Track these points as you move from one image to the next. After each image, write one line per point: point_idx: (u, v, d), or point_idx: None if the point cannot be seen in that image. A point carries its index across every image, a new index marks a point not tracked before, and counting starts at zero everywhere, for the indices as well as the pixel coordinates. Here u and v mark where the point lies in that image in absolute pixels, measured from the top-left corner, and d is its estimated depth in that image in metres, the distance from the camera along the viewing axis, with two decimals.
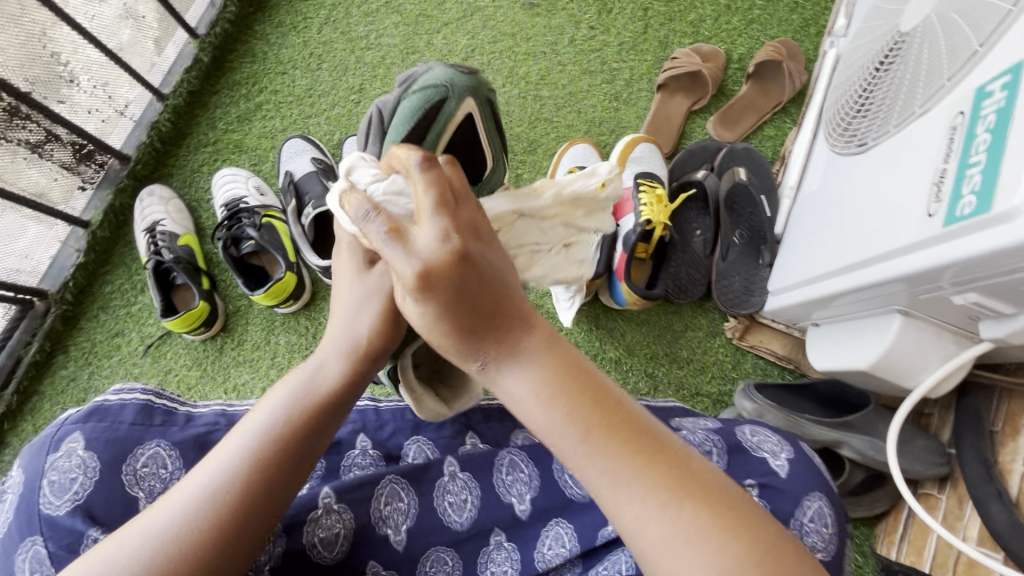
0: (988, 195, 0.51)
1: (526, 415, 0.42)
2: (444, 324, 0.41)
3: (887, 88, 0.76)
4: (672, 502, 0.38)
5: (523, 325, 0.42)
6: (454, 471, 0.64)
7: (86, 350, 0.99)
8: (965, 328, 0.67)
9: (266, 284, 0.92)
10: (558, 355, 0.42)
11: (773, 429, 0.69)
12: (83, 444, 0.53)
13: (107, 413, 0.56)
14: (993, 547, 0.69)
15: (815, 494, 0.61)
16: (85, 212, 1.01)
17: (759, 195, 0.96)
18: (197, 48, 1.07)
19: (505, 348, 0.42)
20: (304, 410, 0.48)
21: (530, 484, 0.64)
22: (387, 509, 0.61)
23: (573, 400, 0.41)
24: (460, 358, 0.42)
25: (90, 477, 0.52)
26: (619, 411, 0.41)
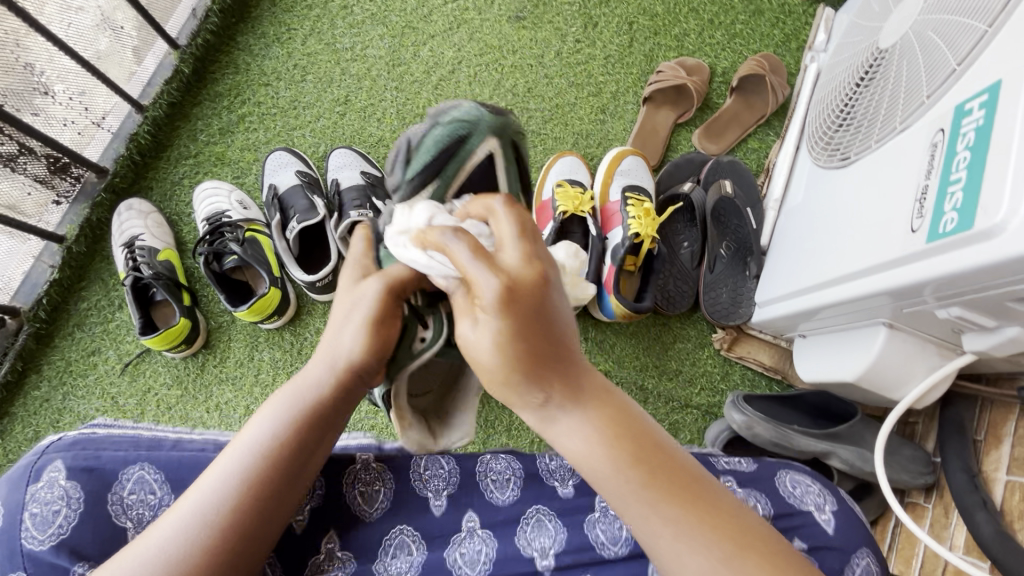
0: (969, 212, 0.52)
1: (588, 463, 0.43)
2: (513, 355, 0.41)
3: (868, 104, 0.77)
4: (735, 554, 0.41)
5: (582, 372, 0.44)
6: (473, 529, 0.61)
7: (60, 370, 0.96)
8: (948, 340, 0.68)
9: (250, 300, 0.90)
10: (608, 401, 0.44)
11: (812, 475, 0.68)
12: (64, 473, 0.53)
13: (89, 441, 0.55)
14: (979, 556, 0.69)
15: (862, 550, 0.62)
16: (60, 226, 0.98)
17: (746, 208, 0.98)
18: (178, 58, 1.05)
19: (570, 390, 0.43)
20: (291, 425, 0.48)
21: (555, 543, 0.61)
22: (393, 562, 0.59)
23: (625, 447, 0.43)
24: (525, 396, 0.43)
25: (73, 509, 0.52)
26: (666, 458, 0.44)
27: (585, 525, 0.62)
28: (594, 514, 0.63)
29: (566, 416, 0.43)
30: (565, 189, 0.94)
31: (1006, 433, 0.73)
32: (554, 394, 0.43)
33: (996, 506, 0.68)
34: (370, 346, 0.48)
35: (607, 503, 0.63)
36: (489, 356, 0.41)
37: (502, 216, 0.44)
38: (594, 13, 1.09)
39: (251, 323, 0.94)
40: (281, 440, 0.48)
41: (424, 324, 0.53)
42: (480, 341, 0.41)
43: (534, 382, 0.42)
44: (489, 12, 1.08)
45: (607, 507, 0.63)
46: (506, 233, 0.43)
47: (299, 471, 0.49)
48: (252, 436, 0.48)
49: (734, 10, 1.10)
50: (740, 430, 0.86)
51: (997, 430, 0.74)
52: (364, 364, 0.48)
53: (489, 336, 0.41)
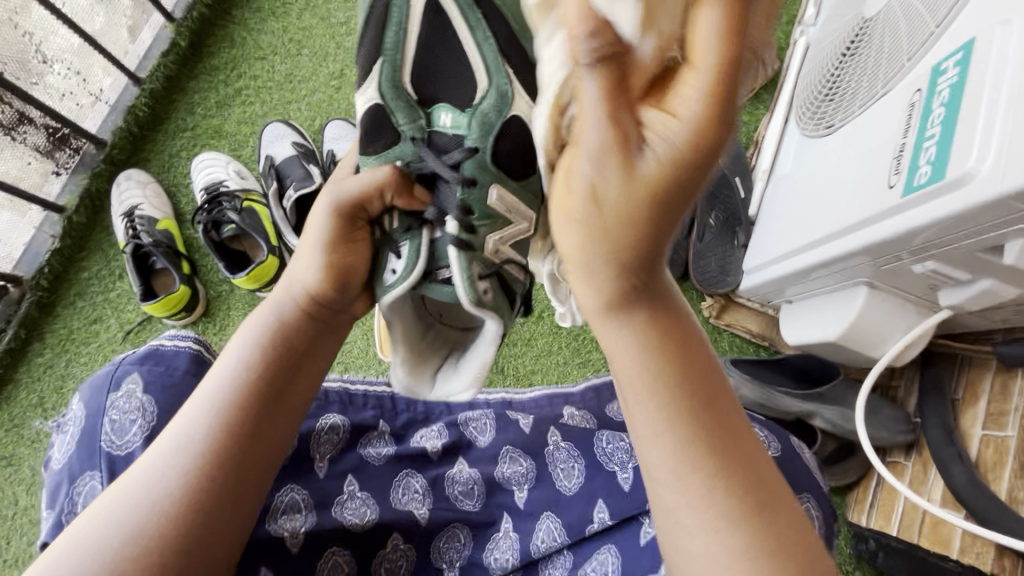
0: (942, 163, 0.54)
1: (632, 370, 0.43)
2: (622, 225, 0.38)
3: (853, 72, 0.79)
4: (761, 512, 0.41)
5: (658, 291, 0.43)
6: (461, 468, 0.68)
7: (63, 338, 0.98)
8: (925, 298, 0.71)
9: (248, 268, 0.92)
10: (674, 324, 0.44)
11: (766, 423, 0.68)
12: (142, 386, 0.55)
13: (163, 358, 0.57)
14: (956, 506, 0.72)
15: (810, 493, 0.63)
16: (61, 197, 0.99)
17: (734, 178, 1.00)
18: (174, 32, 1.05)
19: (637, 301, 0.42)
20: (264, 352, 0.51)
21: (525, 477, 0.67)
22: (403, 496, 0.64)
23: (672, 369, 0.42)
24: (609, 278, 0.41)
25: (148, 420, 0.54)
26: (709, 397, 0.43)
27: (546, 459, 0.68)
28: (550, 449, 0.69)
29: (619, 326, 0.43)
30: None
31: (982, 389, 0.75)
32: (631, 293, 0.42)
33: (971, 458, 0.71)
34: (331, 273, 0.52)
35: (559, 437, 0.70)
36: (635, 189, 0.37)
37: (715, 23, 0.31)
38: None
39: (249, 291, 0.96)
40: (256, 367, 0.50)
41: (396, 251, 0.54)
42: (647, 161, 0.35)
43: (625, 266, 0.40)
44: None
45: (559, 440, 0.70)
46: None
47: (279, 398, 0.51)
48: (229, 368, 0.51)
49: None
50: None
51: (974, 388, 0.76)
52: (330, 292, 0.53)
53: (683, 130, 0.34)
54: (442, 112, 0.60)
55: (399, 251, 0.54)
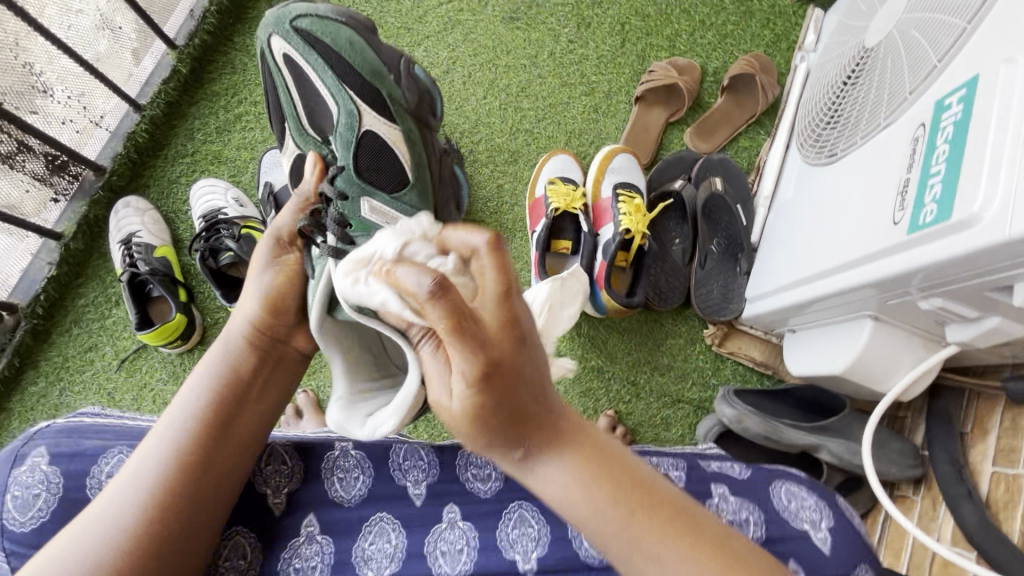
0: (948, 203, 0.53)
1: (566, 506, 0.43)
2: (479, 410, 0.40)
3: (854, 101, 0.78)
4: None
5: (558, 417, 0.44)
6: (453, 520, 0.63)
7: (57, 365, 0.97)
8: (932, 332, 0.70)
9: (246, 296, 0.92)
10: (584, 439, 0.44)
11: (807, 486, 0.68)
12: (46, 458, 0.59)
13: (75, 430, 0.62)
14: (966, 546, 0.70)
15: (859, 565, 0.62)
16: (58, 224, 0.99)
17: (736, 205, 0.98)
18: (176, 59, 1.06)
19: (551, 437, 0.43)
20: (220, 390, 0.56)
21: (538, 541, 0.63)
22: (371, 549, 0.62)
23: (609, 483, 0.43)
24: (505, 449, 0.43)
25: (52, 493, 0.58)
26: (651, 493, 0.43)
27: (570, 527, 0.63)
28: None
29: (544, 465, 0.43)
30: (557, 185, 0.96)
31: (991, 425, 0.73)
32: (527, 449, 0.43)
33: (981, 496, 0.69)
34: (270, 301, 0.59)
35: None
36: (457, 412, 0.41)
37: (485, 262, 0.39)
38: (587, 14, 1.11)
39: None
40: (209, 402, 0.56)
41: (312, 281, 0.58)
42: (456, 399, 0.41)
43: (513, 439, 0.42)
44: (483, 13, 1.09)
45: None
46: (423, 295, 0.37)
47: (228, 429, 0.56)
48: (183, 407, 0.55)
49: (725, 10, 1.11)
50: (731, 424, 0.86)
51: (982, 422, 0.74)
52: (275, 325, 0.59)
53: (461, 389, 0.40)
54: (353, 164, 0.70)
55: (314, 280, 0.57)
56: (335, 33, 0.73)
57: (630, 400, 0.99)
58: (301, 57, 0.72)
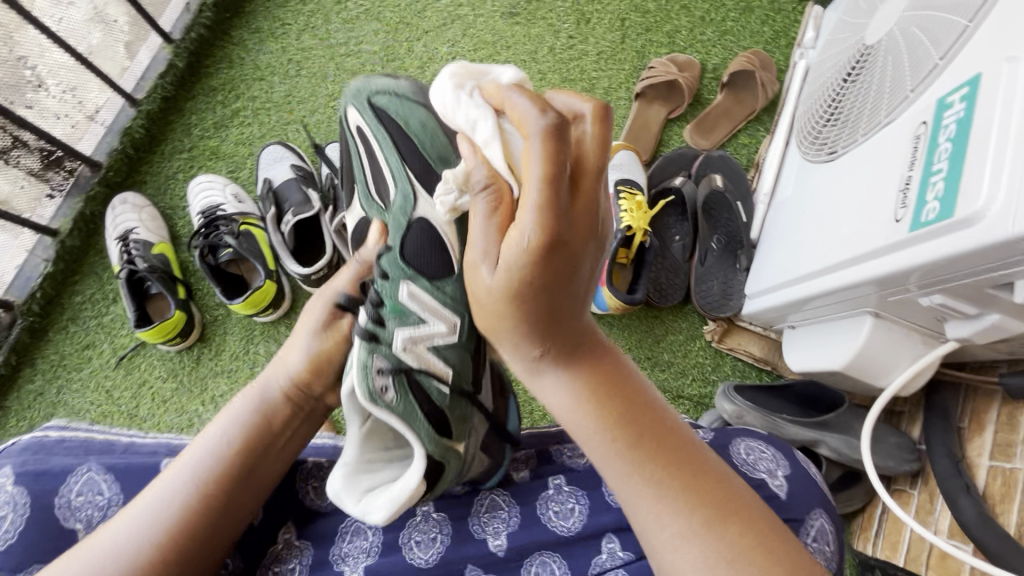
0: (950, 200, 0.54)
1: (573, 420, 0.47)
2: (516, 299, 0.42)
3: (855, 98, 0.78)
4: (716, 521, 0.43)
5: (582, 336, 0.47)
6: (427, 511, 0.62)
7: (54, 363, 0.96)
8: (931, 328, 0.70)
9: (245, 293, 0.91)
10: (602, 365, 0.48)
11: (765, 439, 0.66)
12: (11, 479, 0.57)
13: (43, 447, 0.60)
14: (963, 539, 0.71)
15: (817, 511, 0.61)
16: (54, 220, 0.97)
17: (736, 201, 0.99)
18: (172, 53, 1.05)
19: (567, 352, 0.46)
20: (246, 434, 0.54)
21: (510, 523, 0.62)
22: (347, 546, 0.61)
23: (616, 408, 0.46)
24: (525, 347, 0.46)
25: (19, 514, 0.56)
26: (658, 426, 0.47)
27: (540, 505, 0.63)
28: (549, 490, 0.63)
29: (557, 378, 0.47)
30: None
31: (988, 419, 0.74)
32: (547, 355, 0.46)
33: (979, 490, 0.70)
34: (315, 362, 0.55)
35: (563, 480, 0.64)
36: (491, 291, 0.43)
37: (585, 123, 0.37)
38: (587, 10, 1.10)
39: (246, 316, 0.94)
40: (236, 446, 0.53)
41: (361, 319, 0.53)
42: (494, 273, 0.42)
43: (534, 343, 0.45)
44: (482, 7, 1.09)
45: (561, 483, 0.64)
46: (535, 175, 0.36)
47: (244, 483, 0.53)
48: (208, 443, 0.54)
49: (725, 7, 1.11)
50: (730, 419, 0.87)
51: (979, 418, 0.75)
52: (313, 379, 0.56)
53: (505, 272, 0.41)
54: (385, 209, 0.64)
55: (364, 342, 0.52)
56: (409, 115, 0.67)
57: None
58: (370, 131, 0.66)
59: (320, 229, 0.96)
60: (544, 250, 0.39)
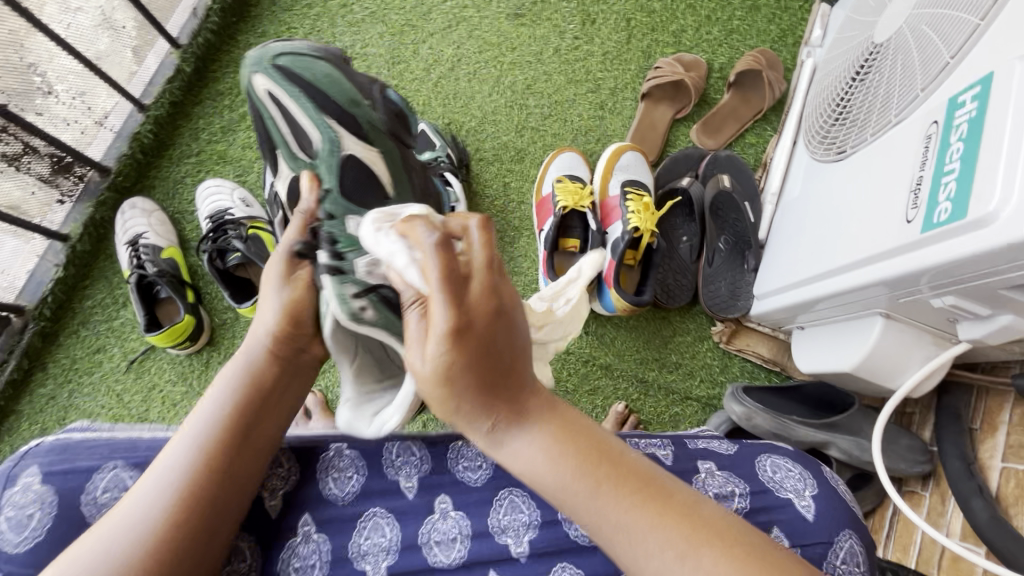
0: (962, 202, 0.53)
1: (539, 479, 0.43)
2: (453, 380, 0.40)
3: (864, 97, 0.78)
4: (692, 550, 0.40)
5: (530, 391, 0.44)
6: (446, 510, 0.63)
7: (65, 367, 0.96)
8: (943, 329, 0.70)
9: (254, 297, 0.92)
10: (556, 416, 0.44)
11: (793, 458, 0.66)
12: (39, 478, 0.57)
13: (68, 447, 0.60)
14: (976, 541, 0.71)
15: (846, 532, 0.61)
16: (64, 225, 0.98)
17: (743, 202, 0.99)
18: (179, 58, 1.05)
19: (516, 412, 0.43)
20: (239, 399, 0.52)
21: (530, 525, 0.62)
22: (366, 544, 0.61)
23: (576, 455, 0.43)
24: (471, 421, 0.43)
25: (47, 513, 0.56)
26: (621, 461, 0.44)
27: (560, 509, 0.63)
28: None
29: (512, 438, 0.44)
30: (565, 184, 0.95)
31: (1001, 421, 0.74)
32: (499, 421, 0.43)
33: (991, 492, 0.70)
34: (289, 313, 0.53)
35: None
36: (427, 379, 0.41)
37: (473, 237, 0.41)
38: (592, 10, 1.10)
39: (255, 319, 0.95)
40: (235, 414, 0.51)
41: None
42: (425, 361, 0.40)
43: (481, 411, 0.43)
44: (487, 9, 1.09)
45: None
46: (431, 266, 0.39)
47: (243, 445, 0.51)
48: (206, 413, 0.51)
49: (731, 6, 1.10)
50: (740, 421, 0.87)
51: (992, 418, 0.75)
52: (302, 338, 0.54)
53: (435, 363, 0.40)
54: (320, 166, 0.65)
55: None
56: (313, 69, 0.71)
57: (639, 398, 0.99)
58: (281, 90, 0.68)
59: None
60: (458, 337, 0.40)
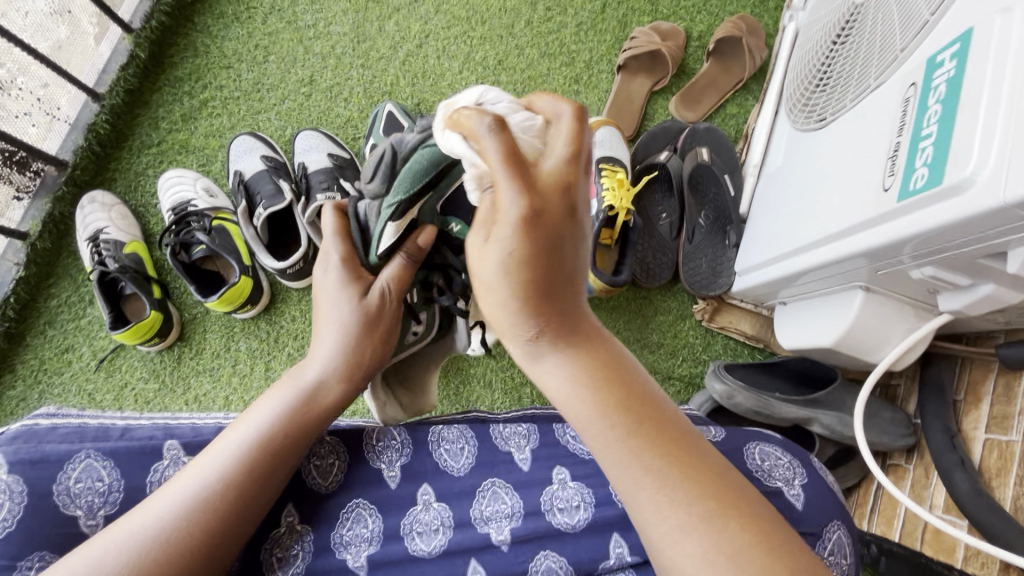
0: (939, 167, 0.50)
1: (573, 409, 0.44)
2: (518, 291, 0.40)
3: (844, 60, 0.74)
4: (715, 516, 0.40)
5: (579, 323, 0.44)
6: (428, 501, 0.59)
7: (34, 368, 0.94)
8: (923, 301, 0.68)
9: (220, 290, 0.89)
10: (598, 346, 0.45)
11: (780, 444, 0.65)
12: (5, 467, 0.50)
13: (33, 435, 0.53)
14: (958, 514, 0.70)
15: (835, 522, 0.60)
16: (23, 223, 0.95)
17: (723, 174, 0.96)
18: (133, 43, 1.01)
19: (562, 338, 0.43)
20: (298, 414, 0.51)
21: (512, 515, 0.59)
22: (349, 534, 0.57)
23: (613, 398, 0.43)
24: (516, 332, 0.43)
25: (17, 502, 0.50)
26: (655, 418, 0.43)
27: (543, 499, 0.60)
28: (553, 486, 0.61)
29: (556, 365, 0.44)
30: None
31: (985, 392, 0.72)
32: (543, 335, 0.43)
33: (974, 465, 0.69)
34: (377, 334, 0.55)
35: (566, 475, 0.62)
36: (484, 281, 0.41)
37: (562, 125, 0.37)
38: None
39: (225, 313, 0.93)
40: (274, 432, 0.50)
41: (416, 319, 0.64)
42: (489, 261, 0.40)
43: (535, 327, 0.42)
44: None
45: (566, 478, 0.62)
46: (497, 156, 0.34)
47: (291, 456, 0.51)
48: (245, 428, 0.50)
49: None
50: (720, 399, 0.85)
51: (976, 390, 0.73)
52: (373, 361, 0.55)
53: (500, 252, 0.38)
54: (452, 223, 0.58)
55: (418, 318, 0.64)
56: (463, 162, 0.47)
57: None
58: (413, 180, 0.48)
59: (294, 221, 0.93)
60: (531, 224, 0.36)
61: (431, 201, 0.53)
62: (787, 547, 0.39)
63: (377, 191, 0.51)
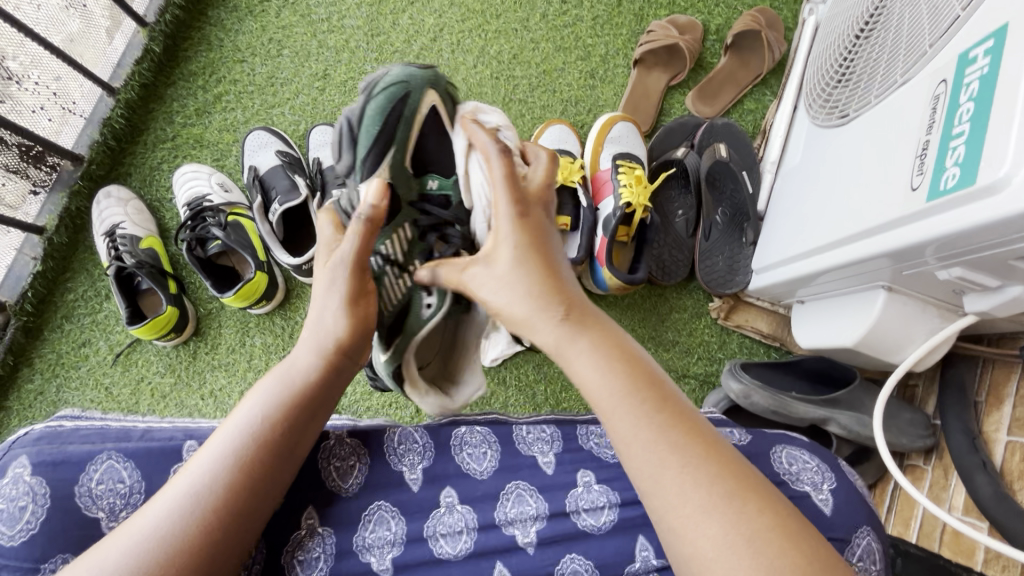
0: (972, 166, 0.49)
1: (601, 390, 0.46)
2: (530, 282, 0.49)
3: (868, 55, 0.73)
4: (734, 498, 0.42)
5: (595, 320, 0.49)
6: (452, 504, 0.59)
7: (52, 362, 0.95)
8: (947, 301, 0.67)
9: (236, 285, 0.89)
10: (622, 338, 0.49)
11: (807, 448, 0.64)
12: (29, 469, 0.51)
13: (57, 437, 0.53)
14: (978, 516, 0.69)
15: (864, 529, 0.60)
16: (40, 218, 0.96)
17: (741, 170, 0.95)
18: (147, 37, 1.01)
19: (580, 330, 0.48)
20: (282, 406, 0.50)
21: (537, 516, 0.60)
22: (372, 537, 0.57)
23: (633, 382, 0.46)
24: (543, 315, 0.48)
25: (39, 505, 0.50)
26: (675, 409, 0.46)
27: (568, 501, 0.61)
28: (577, 488, 0.62)
29: (581, 357, 0.47)
30: None
31: (1007, 393, 0.71)
32: (572, 316, 0.48)
33: (996, 467, 0.68)
34: (355, 321, 0.52)
35: (592, 477, 0.63)
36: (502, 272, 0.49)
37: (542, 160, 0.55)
38: None
39: (240, 308, 0.93)
40: (263, 424, 0.50)
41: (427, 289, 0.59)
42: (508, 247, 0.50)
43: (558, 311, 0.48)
44: None
45: (591, 481, 0.62)
46: (500, 184, 0.49)
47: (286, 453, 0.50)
48: (228, 430, 0.50)
49: None
50: (737, 398, 0.85)
51: (998, 391, 0.72)
52: (351, 341, 0.52)
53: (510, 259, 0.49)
54: (431, 179, 0.64)
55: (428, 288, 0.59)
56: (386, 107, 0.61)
57: None
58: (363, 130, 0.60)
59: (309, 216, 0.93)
60: (526, 219, 0.50)
61: (396, 155, 0.61)
62: (804, 546, 0.41)
63: (350, 162, 0.61)
